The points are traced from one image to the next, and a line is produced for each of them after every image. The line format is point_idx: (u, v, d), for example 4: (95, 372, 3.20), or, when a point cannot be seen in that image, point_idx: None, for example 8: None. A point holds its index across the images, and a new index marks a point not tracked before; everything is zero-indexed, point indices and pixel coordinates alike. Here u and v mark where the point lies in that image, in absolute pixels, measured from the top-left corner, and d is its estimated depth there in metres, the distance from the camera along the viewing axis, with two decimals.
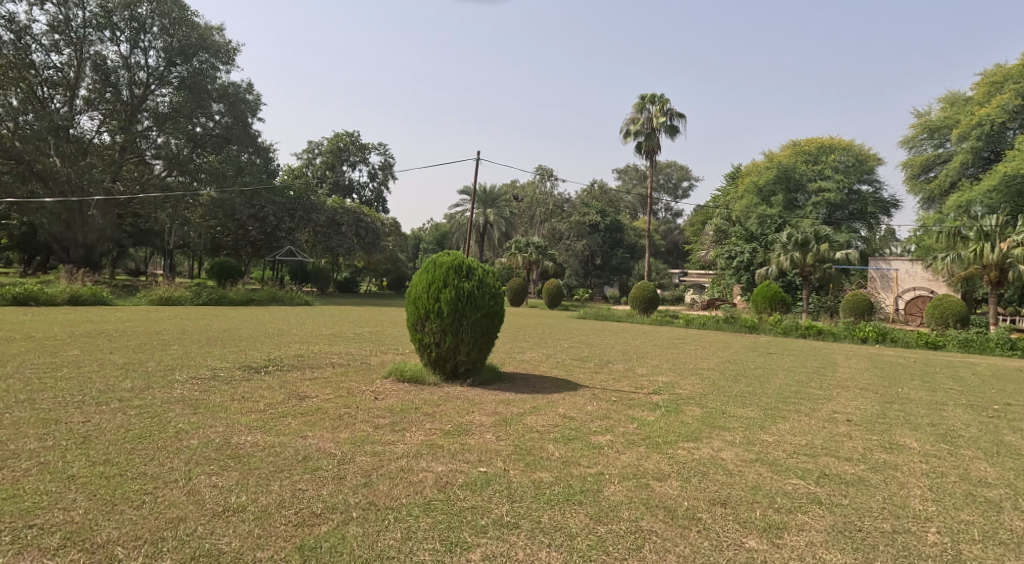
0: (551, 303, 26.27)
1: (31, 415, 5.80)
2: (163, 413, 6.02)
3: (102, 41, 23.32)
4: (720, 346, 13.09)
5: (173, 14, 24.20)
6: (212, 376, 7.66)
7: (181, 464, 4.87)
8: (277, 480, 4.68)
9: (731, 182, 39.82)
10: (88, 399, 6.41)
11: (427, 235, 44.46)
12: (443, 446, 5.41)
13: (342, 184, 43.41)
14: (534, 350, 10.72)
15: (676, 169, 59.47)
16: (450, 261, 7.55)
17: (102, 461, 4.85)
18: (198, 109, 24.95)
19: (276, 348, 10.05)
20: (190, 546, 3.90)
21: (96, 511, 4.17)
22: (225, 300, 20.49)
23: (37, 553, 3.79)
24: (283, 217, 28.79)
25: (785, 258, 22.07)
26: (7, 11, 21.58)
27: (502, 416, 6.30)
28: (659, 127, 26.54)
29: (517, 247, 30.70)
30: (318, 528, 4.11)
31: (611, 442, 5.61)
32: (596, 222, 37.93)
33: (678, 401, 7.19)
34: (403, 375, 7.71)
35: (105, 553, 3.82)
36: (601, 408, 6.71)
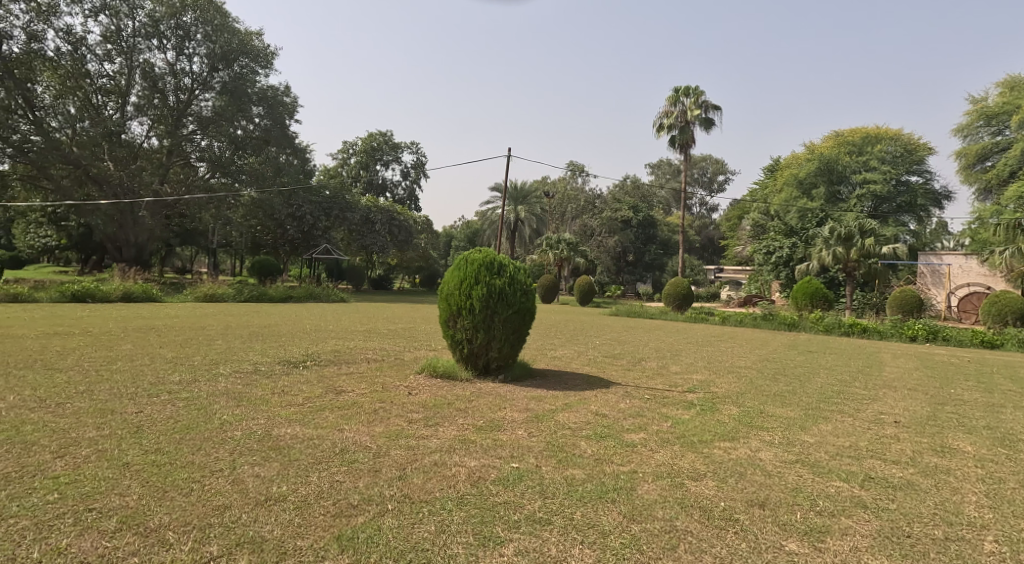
0: (583, 300, 26.09)
1: (89, 405, 5.97)
2: (209, 405, 6.13)
3: (151, 50, 23.94)
4: (758, 344, 12.92)
5: (215, 21, 24.62)
6: (253, 371, 7.77)
7: (226, 454, 4.96)
8: (315, 472, 4.73)
9: (769, 176, 39.04)
10: (140, 391, 6.53)
11: (457, 231, 44.54)
12: (476, 441, 5.41)
13: (375, 183, 43.87)
14: (566, 348, 10.68)
15: (712, 162, 58.50)
16: (481, 258, 7.53)
17: (154, 450, 4.96)
18: (240, 113, 25.28)
19: (313, 344, 10.15)
20: (235, 533, 3.96)
21: (147, 499, 4.26)
22: (266, 297, 20.84)
23: (97, 535, 3.89)
24: (320, 216, 29.27)
25: (828, 253, 21.52)
26: (65, 24, 22.20)
27: (533, 412, 6.27)
28: (693, 120, 26.10)
29: (548, 244, 30.41)
30: (355, 518, 4.14)
31: (645, 441, 5.52)
32: (628, 218, 37.71)
33: (713, 399, 7.08)
34: (436, 371, 7.74)
35: (159, 537, 3.90)
36: (635, 406, 6.64)
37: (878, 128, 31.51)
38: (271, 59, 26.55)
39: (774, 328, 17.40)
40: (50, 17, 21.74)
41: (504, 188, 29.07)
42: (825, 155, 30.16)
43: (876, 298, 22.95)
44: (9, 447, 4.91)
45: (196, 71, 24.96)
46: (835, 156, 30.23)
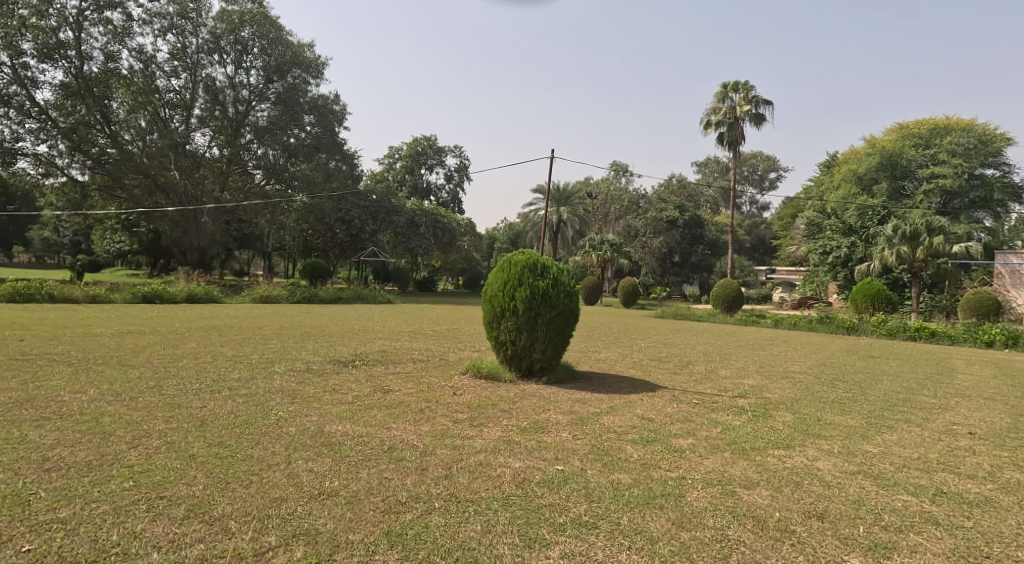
0: (627, 302, 25.82)
1: (159, 399, 6.21)
2: (266, 401, 6.28)
3: (213, 64, 24.73)
4: (814, 348, 12.53)
5: (270, 35, 24.92)
6: (306, 369, 7.93)
7: (282, 449, 5.05)
8: (365, 468, 4.77)
9: (825, 172, 37.96)
10: (201, 387, 6.75)
11: (500, 233, 44.69)
12: (520, 442, 5.37)
13: (420, 187, 44.37)
14: (610, 350, 10.55)
15: (762, 160, 57.31)
16: (525, 259, 7.49)
17: (216, 443, 5.11)
18: (292, 122, 25.87)
19: (362, 344, 10.29)
20: (291, 525, 4.02)
21: (211, 489, 4.37)
22: (317, 299, 21.28)
23: (167, 521, 4.02)
24: (367, 220, 29.82)
25: (892, 253, 20.72)
26: (137, 44, 23.09)
27: (578, 415, 6.20)
28: (742, 117, 25.56)
29: (591, 245, 30.04)
30: (404, 515, 4.16)
31: (694, 447, 5.40)
32: (674, 218, 37.41)
33: (766, 405, 6.88)
34: (480, 372, 7.73)
35: (222, 525, 3.99)
36: (682, 411, 6.50)
37: (947, 120, 30.17)
38: (322, 69, 26.90)
39: (832, 332, 16.87)
40: (124, 38, 22.91)
41: (546, 189, 28.84)
42: (888, 148, 29.12)
43: (945, 301, 22.59)
44: (85, 437, 5.14)
45: (252, 83, 25.49)
46: (899, 149, 29.22)
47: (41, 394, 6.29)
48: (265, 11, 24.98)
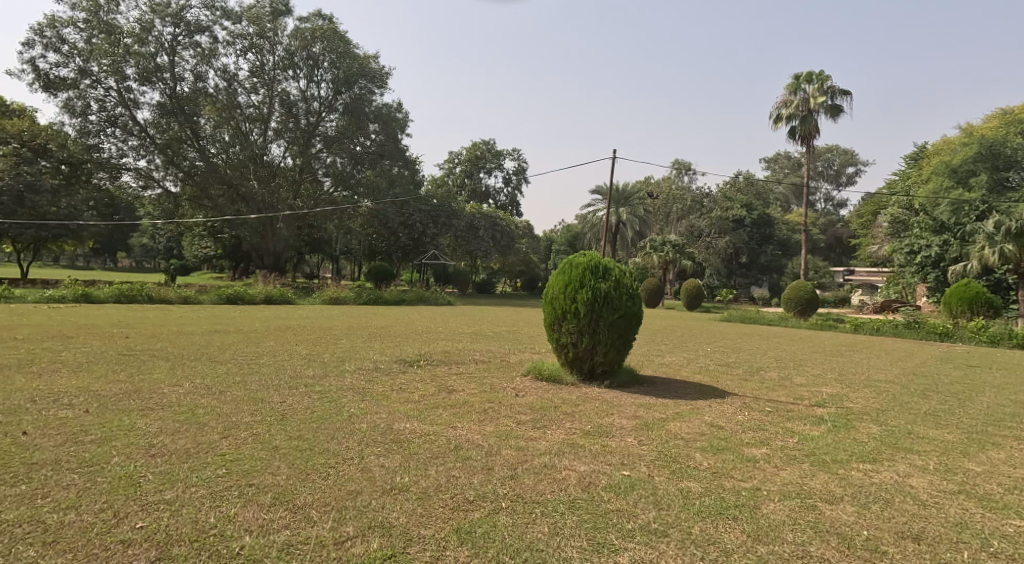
0: (691, 305, 25.19)
1: (244, 394, 6.48)
2: (339, 399, 6.42)
3: (288, 79, 25.70)
4: (901, 355, 11.89)
5: (339, 48, 25.62)
6: (374, 367, 8.08)
7: (355, 444, 5.15)
8: (433, 465, 4.80)
9: (914, 165, 36.04)
10: (281, 383, 6.98)
11: (558, 235, 44.55)
12: (585, 446, 5.28)
13: (478, 191, 44.73)
14: (674, 355, 10.30)
15: (839, 154, 55.30)
16: (586, 261, 7.39)
17: (296, 436, 5.27)
18: (359, 130, 26.27)
19: (425, 345, 10.41)
20: (366, 517, 4.08)
21: (294, 479, 4.52)
22: (382, 300, 21.73)
23: (256, 507, 4.16)
24: (429, 224, 30.42)
25: (994, 252, 19.33)
26: (221, 64, 24.22)
27: (643, 420, 6.05)
28: (816, 109, 24.65)
29: (652, 247, 29.53)
30: (472, 513, 4.15)
31: (768, 456, 5.18)
32: (740, 217, 36.78)
33: (847, 415, 6.55)
34: (541, 374, 7.67)
35: (304, 514, 4.10)
36: (755, 419, 6.26)
37: None
38: (387, 80, 27.20)
39: (922, 338, 16.07)
40: (211, 59, 24.09)
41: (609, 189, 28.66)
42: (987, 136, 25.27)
43: None
44: (184, 427, 5.44)
45: (322, 95, 26.28)
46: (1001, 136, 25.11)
47: (145, 386, 6.71)
48: (335, 27, 25.84)
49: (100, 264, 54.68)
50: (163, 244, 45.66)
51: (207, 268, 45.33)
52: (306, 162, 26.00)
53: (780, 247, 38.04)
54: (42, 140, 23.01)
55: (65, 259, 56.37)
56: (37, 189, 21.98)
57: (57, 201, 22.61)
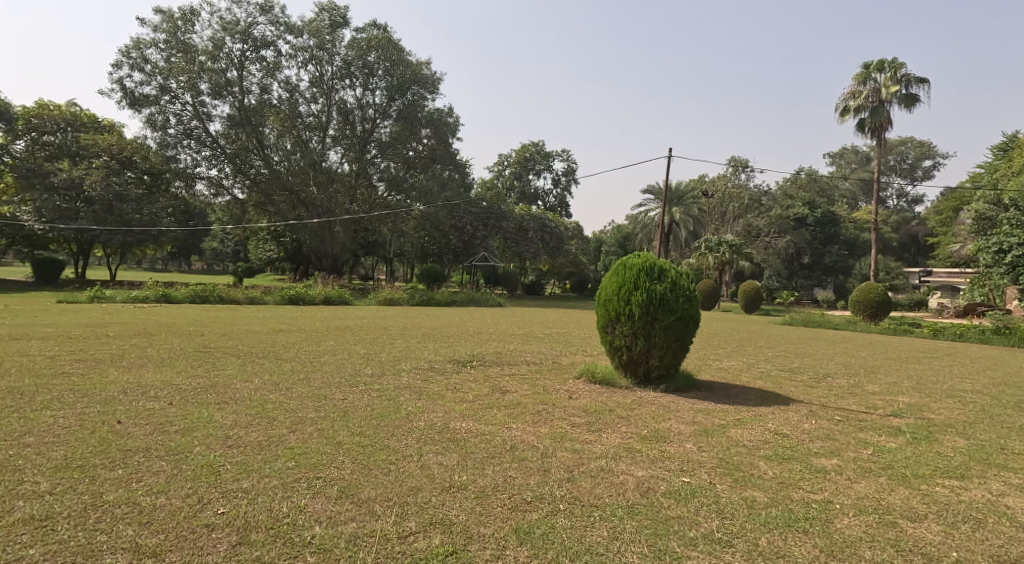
0: (749, 308, 24.56)
1: (308, 390, 6.60)
2: (396, 397, 6.46)
3: (345, 88, 26.17)
4: (985, 364, 11.22)
5: (393, 56, 25.85)
6: (429, 367, 8.13)
7: (413, 441, 5.16)
8: (490, 465, 4.77)
9: (1000, 158, 33.89)
10: (342, 381, 7.07)
11: (609, 235, 44.11)
12: (642, 450, 5.15)
13: (528, 193, 44.74)
14: (733, 359, 10.01)
15: (914, 147, 53.19)
16: (640, 263, 7.25)
17: (358, 432, 5.32)
18: (412, 136, 26.51)
19: (478, 345, 10.41)
20: (427, 513, 4.08)
21: (358, 473, 4.56)
22: (434, 301, 21.94)
23: (323, 499, 4.21)
24: (479, 226, 30.64)
25: None
26: (284, 77, 24.87)
27: (702, 426, 5.88)
28: (888, 99, 23.69)
29: (707, 247, 28.87)
30: (530, 514, 4.10)
31: (840, 468, 4.95)
32: (803, 216, 35.67)
33: (927, 427, 6.21)
34: (594, 377, 7.56)
35: (368, 507, 4.12)
36: (823, 428, 6.01)
37: None
38: (439, 85, 27.12)
39: (1012, 345, 15.07)
40: (275, 72, 24.79)
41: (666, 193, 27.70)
42: None
43: None
44: (255, 420, 5.56)
45: (377, 102, 26.66)
46: None
47: (219, 381, 6.92)
48: (390, 35, 26.11)
49: (174, 266, 57.29)
50: (231, 248, 47.37)
51: (271, 270, 46.77)
52: (361, 167, 26.51)
53: (847, 247, 36.22)
54: (128, 153, 25.92)
55: (145, 263, 59.45)
56: (124, 198, 24.75)
57: (141, 209, 25.14)
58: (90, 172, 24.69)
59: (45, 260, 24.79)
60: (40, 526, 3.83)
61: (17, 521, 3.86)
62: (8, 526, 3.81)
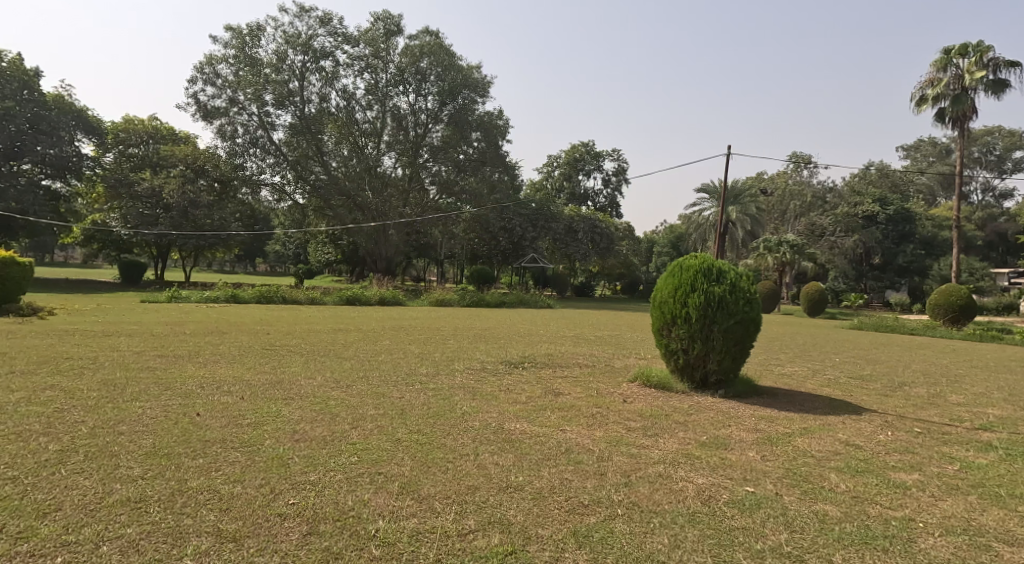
0: (813, 310, 23.74)
1: (367, 388, 6.67)
2: (451, 397, 6.46)
3: (400, 95, 26.54)
4: None
5: (444, 61, 26.03)
6: (481, 367, 8.12)
7: (469, 441, 5.14)
8: (546, 467, 4.70)
9: None
10: (398, 379, 7.13)
11: (661, 235, 43.40)
12: (701, 457, 5.01)
13: (578, 193, 44.47)
14: (797, 365, 9.66)
15: (1000, 137, 50.38)
16: (698, 264, 7.08)
17: (416, 431, 5.34)
18: (463, 140, 26.67)
19: (529, 347, 10.35)
20: (486, 512, 4.05)
21: (417, 470, 4.56)
22: (484, 303, 22.00)
23: (384, 494, 4.23)
24: (528, 228, 30.64)
25: None
26: (342, 86, 25.41)
27: (765, 434, 5.68)
28: (971, 86, 22.53)
29: (767, 247, 28.09)
30: (588, 517, 4.02)
31: (922, 484, 4.69)
32: (873, 214, 33.76)
33: (1018, 443, 5.83)
34: (649, 381, 7.41)
35: (428, 504, 4.12)
36: (901, 440, 5.71)
37: None
38: (489, 88, 27.11)
39: None
40: (333, 81, 25.36)
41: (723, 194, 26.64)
42: None
43: None
44: (320, 416, 5.64)
45: (429, 107, 26.87)
46: None
47: (286, 377, 7.08)
48: (441, 41, 26.35)
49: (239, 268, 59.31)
50: (292, 251, 48.64)
51: (330, 273, 47.83)
52: (414, 171, 26.81)
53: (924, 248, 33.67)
54: (201, 163, 26.81)
55: (214, 265, 61.81)
56: (198, 204, 25.75)
57: (213, 215, 26.17)
58: (169, 181, 26.11)
59: (130, 263, 26.17)
60: (134, 508, 3.94)
61: (114, 502, 4.00)
62: (107, 506, 3.95)
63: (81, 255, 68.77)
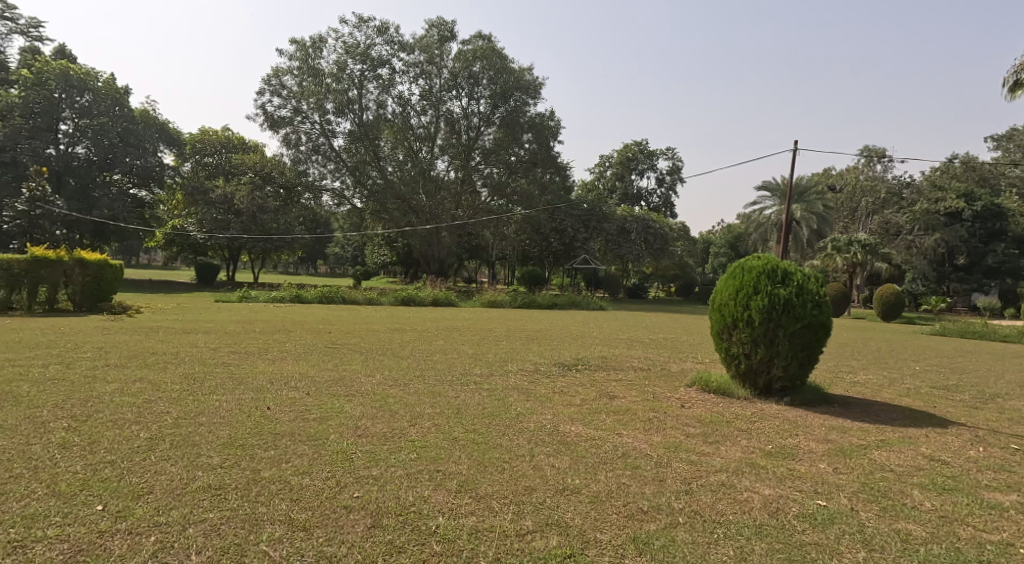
0: (888, 314, 22.73)
1: (424, 387, 6.68)
2: (505, 397, 6.41)
3: (453, 99, 26.76)
4: None
5: (496, 64, 26.08)
6: (534, 369, 8.05)
7: (524, 442, 5.08)
8: (602, 471, 4.59)
9: None
10: (454, 379, 7.12)
11: (719, 235, 42.42)
12: (767, 467, 4.81)
13: (631, 193, 43.95)
14: (871, 373, 9.22)
15: None
16: (761, 265, 6.85)
17: (472, 430, 5.30)
18: (514, 142, 26.64)
19: (581, 349, 10.21)
20: (543, 513, 3.97)
21: (474, 469, 4.53)
22: (535, 304, 21.90)
23: (442, 491, 4.20)
24: (579, 229, 30.45)
25: None
26: (398, 93, 25.81)
27: (837, 445, 5.42)
28: None
29: (835, 247, 27.07)
30: (649, 524, 3.90)
31: (1019, 506, 4.37)
32: (958, 211, 31.68)
33: None
34: (709, 386, 7.21)
35: (485, 503, 4.07)
36: (991, 457, 5.36)
37: None
38: (541, 89, 26.99)
39: None
40: (389, 88, 25.77)
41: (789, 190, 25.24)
42: None
43: None
44: (380, 413, 5.67)
45: (482, 110, 26.97)
46: None
47: (347, 374, 7.19)
48: (493, 45, 26.42)
49: (302, 269, 61.06)
50: (350, 253, 49.71)
51: (386, 274, 48.64)
52: (467, 174, 26.96)
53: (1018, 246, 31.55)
54: (268, 170, 27.75)
55: (279, 266, 63.79)
56: (266, 210, 26.67)
57: (278, 219, 27.04)
58: (240, 189, 26.94)
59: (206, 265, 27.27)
60: (215, 495, 4.04)
61: (197, 488, 4.10)
62: (191, 492, 4.05)
63: (161, 259, 72.41)
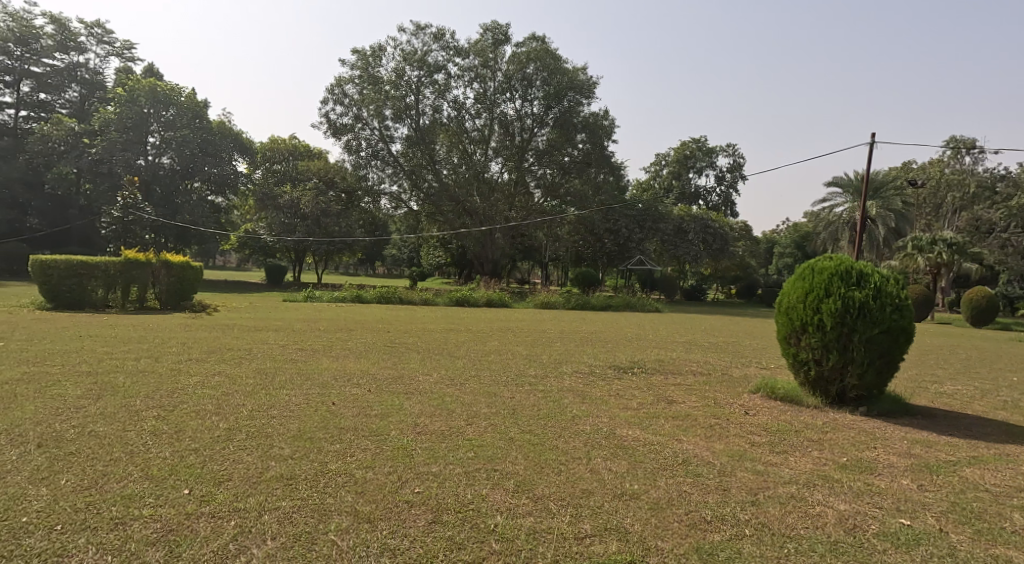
0: (977, 319, 21.52)
1: (478, 387, 6.63)
2: (560, 399, 6.31)
3: (507, 101, 26.72)
4: None
5: (549, 65, 25.84)
6: (590, 371, 7.90)
7: (581, 444, 4.96)
8: (662, 477, 4.43)
9: None
10: (509, 380, 7.06)
11: (783, 235, 41.09)
12: (841, 480, 4.55)
13: (687, 192, 43.08)
14: (959, 383, 8.67)
15: None
16: (834, 267, 6.53)
17: (528, 431, 5.22)
18: (568, 142, 26.38)
19: (638, 352, 10.00)
20: (602, 518, 3.86)
21: (531, 470, 4.44)
22: (591, 305, 21.68)
23: (500, 490, 4.13)
24: (635, 229, 30.06)
25: None
26: (453, 97, 26.00)
27: (921, 460, 5.09)
28: None
29: (917, 246, 25.84)
30: (713, 534, 3.73)
31: None
32: None
33: None
34: (775, 393, 6.92)
35: (543, 504, 3.99)
36: None
37: None
38: (595, 89, 26.57)
39: None
40: (444, 93, 25.95)
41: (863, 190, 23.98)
42: None
43: None
44: (438, 411, 5.66)
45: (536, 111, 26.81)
46: None
47: (406, 372, 7.22)
48: (547, 46, 26.19)
49: (364, 269, 62.45)
50: (408, 254, 50.45)
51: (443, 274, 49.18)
52: (520, 175, 26.91)
53: None
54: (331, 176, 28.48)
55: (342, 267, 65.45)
56: (329, 213, 27.32)
57: (341, 223, 27.67)
58: (305, 194, 27.79)
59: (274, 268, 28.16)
60: (287, 484, 4.09)
61: (270, 477, 4.16)
62: (265, 481, 4.12)
63: (234, 260, 75.56)
